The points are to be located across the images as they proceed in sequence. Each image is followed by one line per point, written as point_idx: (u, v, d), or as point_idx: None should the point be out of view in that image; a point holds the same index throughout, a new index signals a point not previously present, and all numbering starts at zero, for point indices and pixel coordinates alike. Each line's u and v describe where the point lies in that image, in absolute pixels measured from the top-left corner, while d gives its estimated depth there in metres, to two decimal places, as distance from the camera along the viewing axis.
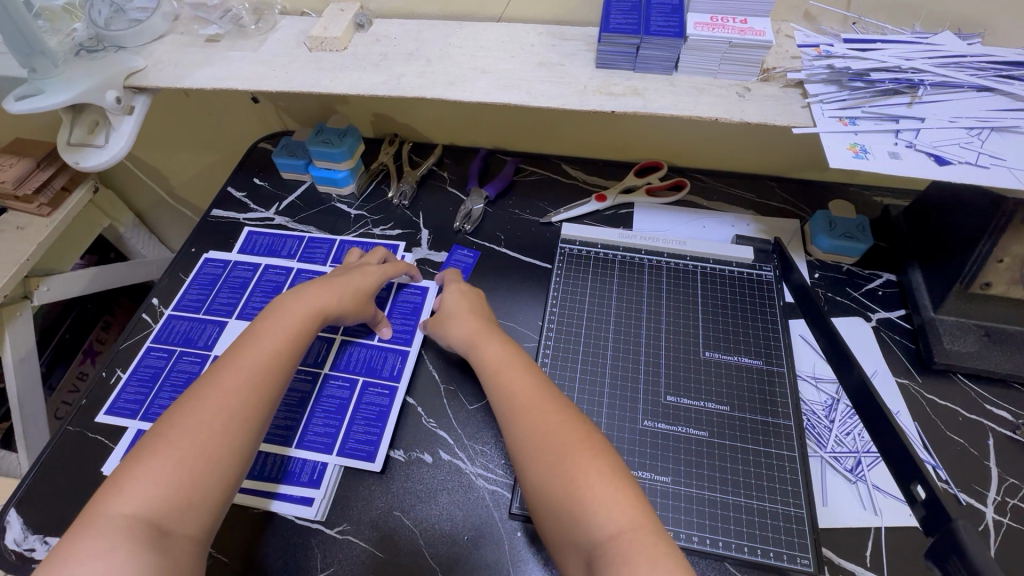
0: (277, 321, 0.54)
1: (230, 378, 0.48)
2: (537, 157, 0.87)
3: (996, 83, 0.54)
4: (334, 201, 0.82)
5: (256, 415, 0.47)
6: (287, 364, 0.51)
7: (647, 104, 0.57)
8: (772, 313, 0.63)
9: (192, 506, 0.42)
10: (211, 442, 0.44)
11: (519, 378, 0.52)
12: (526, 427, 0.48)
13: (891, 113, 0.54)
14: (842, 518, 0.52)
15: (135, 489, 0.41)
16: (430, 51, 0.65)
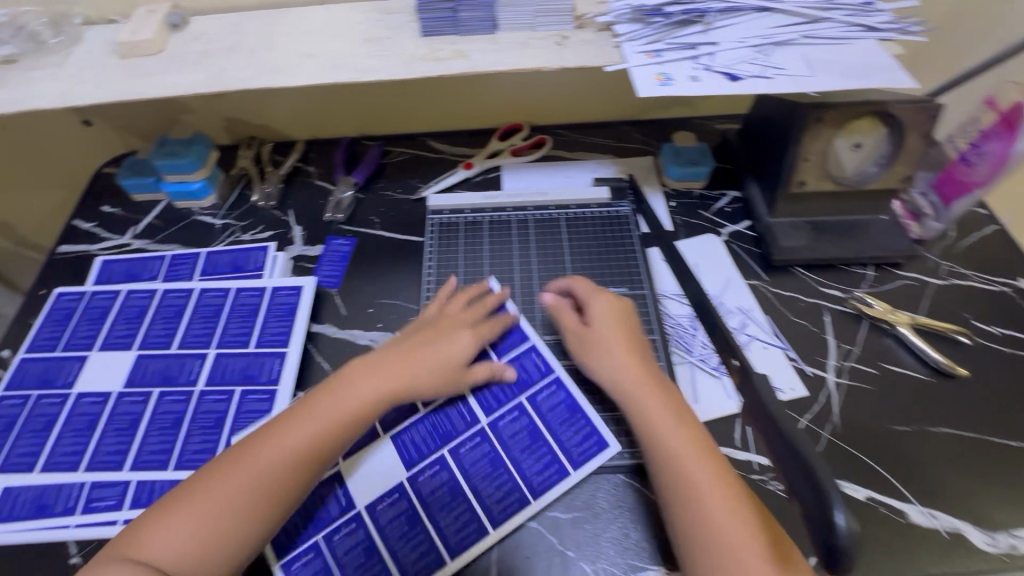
0: (332, 393, 0.53)
1: (251, 458, 0.49)
2: (403, 137, 0.87)
3: (771, 3, 0.61)
4: (195, 214, 0.78)
5: (283, 494, 0.49)
6: (326, 437, 0.51)
7: (473, 63, 0.59)
8: (631, 242, 0.69)
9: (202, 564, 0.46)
10: (232, 509, 0.47)
11: (671, 415, 0.52)
12: (685, 470, 0.48)
13: (689, 42, 0.59)
14: (712, 412, 0.58)
15: (166, 540, 0.46)
16: (252, 42, 0.63)
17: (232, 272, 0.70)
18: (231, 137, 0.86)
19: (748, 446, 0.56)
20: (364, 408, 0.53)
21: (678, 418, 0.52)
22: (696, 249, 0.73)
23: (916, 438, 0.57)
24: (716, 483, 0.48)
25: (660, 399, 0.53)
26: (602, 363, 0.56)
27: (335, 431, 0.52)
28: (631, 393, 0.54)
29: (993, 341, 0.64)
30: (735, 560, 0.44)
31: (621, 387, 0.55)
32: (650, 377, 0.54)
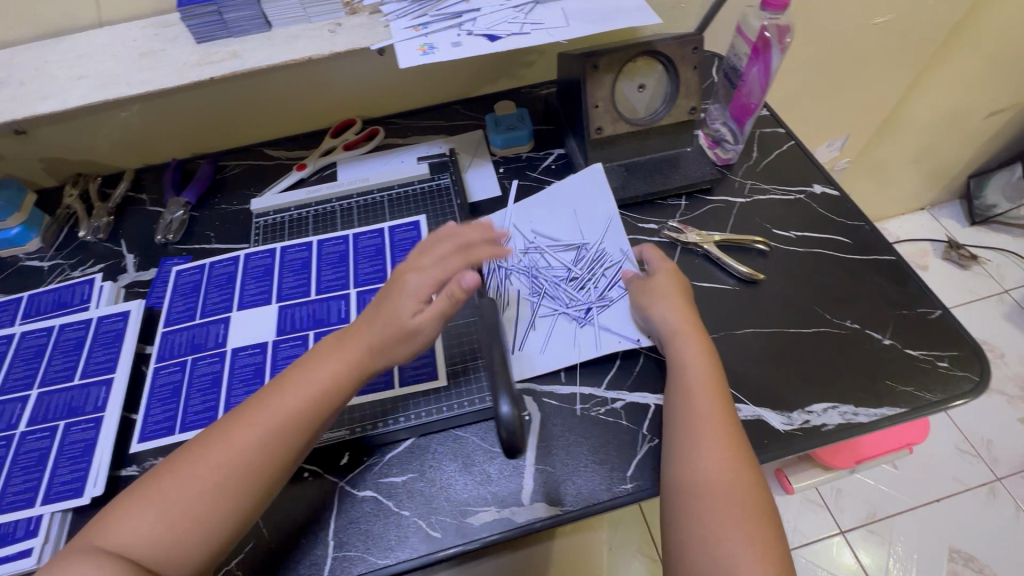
0: (310, 372, 0.51)
1: (231, 435, 0.47)
2: (238, 151, 0.87)
3: None
4: (22, 260, 0.76)
5: (247, 481, 0.46)
6: (303, 421, 0.49)
7: (246, 62, 0.60)
8: (453, 209, 0.72)
9: (175, 548, 0.43)
10: (209, 493, 0.45)
11: (699, 357, 0.55)
12: (692, 405, 0.52)
13: (453, 12, 0.62)
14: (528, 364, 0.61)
15: (132, 523, 0.44)
16: (22, 74, 0.62)
17: (56, 309, 0.68)
18: (56, 178, 0.84)
19: (574, 381, 0.60)
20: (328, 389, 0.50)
21: (701, 364, 0.55)
22: (573, 191, 0.73)
23: (722, 342, 0.62)
24: (720, 417, 0.51)
25: (698, 344, 0.56)
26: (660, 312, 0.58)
27: (303, 418, 0.49)
28: (671, 343, 0.57)
29: (788, 244, 0.70)
30: (716, 515, 0.46)
31: (667, 333, 0.57)
32: (690, 322, 0.57)
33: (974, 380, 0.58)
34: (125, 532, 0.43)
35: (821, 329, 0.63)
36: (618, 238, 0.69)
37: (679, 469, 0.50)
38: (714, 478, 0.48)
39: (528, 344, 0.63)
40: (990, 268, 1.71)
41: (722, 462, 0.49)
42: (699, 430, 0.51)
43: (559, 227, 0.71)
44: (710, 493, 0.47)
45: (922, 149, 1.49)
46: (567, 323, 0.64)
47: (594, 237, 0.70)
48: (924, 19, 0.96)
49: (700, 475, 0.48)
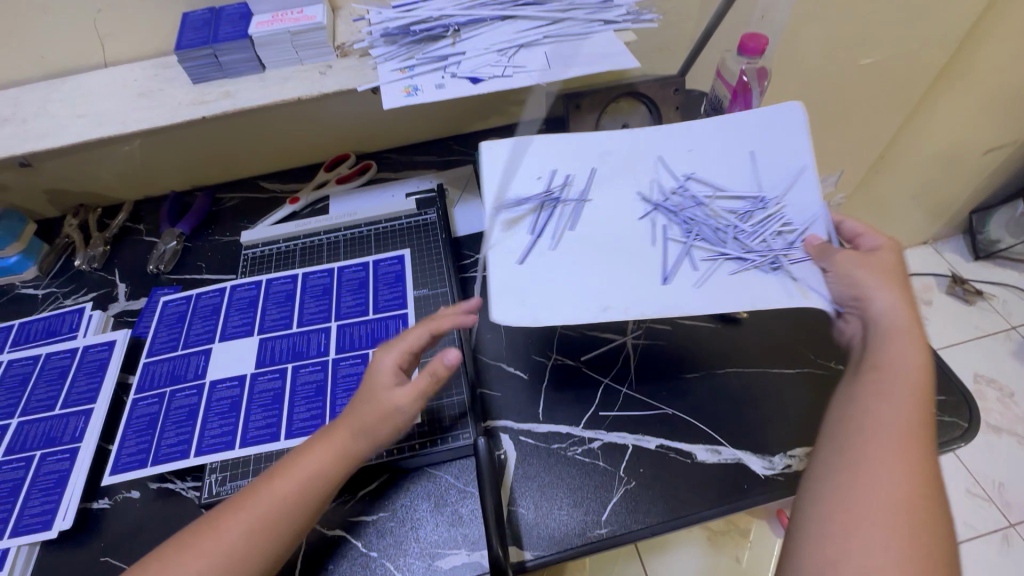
0: (308, 454, 0.45)
1: (223, 528, 0.42)
2: (237, 184, 0.90)
3: (514, 11, 0.67)
4: (17, 288, 0.78)
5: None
6: (292, 518, 0.43)
7: (238, 102, 0.63)
8: (437, 244, 0.72)
9: None
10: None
11: (919, 362, 0.42)
12: (891, 410, 0.40)
13: (439, 55, 0.64)
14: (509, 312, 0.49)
15: None
16: (26, 111, 0.65)
17: (45, 337, 0.70)
18: (58, 208, 0.86)
19: (551, 419, 0.60)
20: (313, 480, 0.44)
21: (920, 372, 0.41)
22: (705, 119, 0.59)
23: (704, 382, 0.61)
24: (923, 444, 0.38)
25: (922, 346, 0.43)
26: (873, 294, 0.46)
27: (292, 512, 0.43)
28: (886, 332, 0.44)
29: None
30: (866, 523, 0.35)
31: (888, 322, 0.44)
32: (916, 320, 0.45)
33: (963, 426, 0.56)
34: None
35: (804, 369, 0.62)
36: (807, 191, 0.54)
37: (850, 473, 0.37)
38: (892, 501, 0.35)
39: (679, 278, 0.50)
40: (997, 304, 1.68)
41: (906, 487, 0.36)
42: (891, 441, 0.38)
43: (725, 168, 0.57)
44: (880, 512, 0.35)
45: (920, 185, 1.49)
46: (733, 267, 0.51)
47: (775, 185, 0.55)
48: (910, 62, 0.98)
49: (874, 485, 0.36)
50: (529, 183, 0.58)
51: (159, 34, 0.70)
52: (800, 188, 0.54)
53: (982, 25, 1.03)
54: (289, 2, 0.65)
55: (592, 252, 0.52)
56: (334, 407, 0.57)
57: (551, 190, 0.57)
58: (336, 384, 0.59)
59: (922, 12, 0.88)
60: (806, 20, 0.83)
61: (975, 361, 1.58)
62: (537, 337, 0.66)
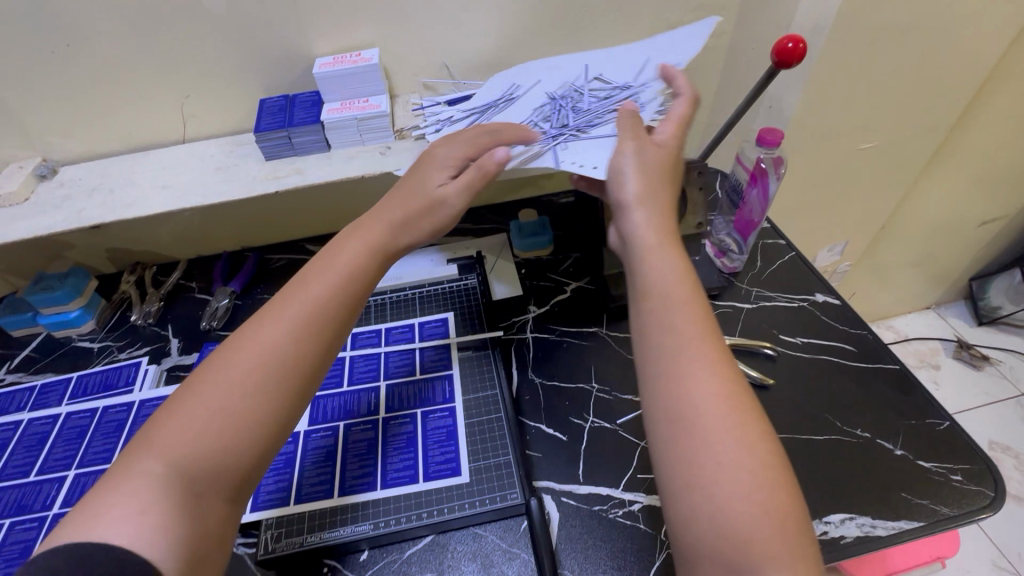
0: (333, 257, 0.52)
1: (269, 329, 0.47)
2: (283, 246, 0.96)
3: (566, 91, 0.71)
4: (74, 341, 0.82)
5: (294, 369, 0.46)
6: (336, 300, 0.50)
7: (307, 178, 0.69)
8: (478, 308, 0.78)
9: (230, 440, 0.42)
10: (254, 382, 0.44)
11: (676, 267, 0.49)
12: (673, 328, 0.45)
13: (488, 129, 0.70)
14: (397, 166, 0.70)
15: (178, 422, 0.42)
16: (112, 181, 0.72)
17: (102, 390, 0.73)
18: (116, 265, 0.92)
19: (591, 481, 0.62)
20: (352, 275, 0.51)
21: (681, 271, 0.49)
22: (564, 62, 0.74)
23: None
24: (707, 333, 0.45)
25: (675, 250, 0.50)
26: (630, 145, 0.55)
27: (329, 305, 0.49)
28: (648, 253, 0.50)
29: (795, 350, 0.74)
30: (704, 457, 0.40)
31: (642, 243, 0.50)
32: (666, 231, 0.51)
33: (989, 496, 0.58)
34: (170, 433, 0.41)
35: (832, 437, 0.64)
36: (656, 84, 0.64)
37: (670, 417, 0.42)
38: (708, 421, 0.41)
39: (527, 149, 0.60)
40: (1004, 369, 1.71)
41: (716, 399, 0.41)
42: (683, 358, 0.44)
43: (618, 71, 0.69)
44: (711, 435, 0.40)
45: (921, 254, 1.56)
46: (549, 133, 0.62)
47: (646, 79, 0.66)
48: (906, 146, 1.07)
49: (694, 414, 0.41)
50: (493, 91, 0.73)
51: (236, 116, 0.78)
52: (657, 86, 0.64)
53: (969, 114, 1.13)
54: (356, 93, 0.73)
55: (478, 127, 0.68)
56: (385, 465, 0.60)
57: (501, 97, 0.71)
58: (387, 443, 0.62)
59: (915, 104, 0.97)
60: (811, 109, 0.93)
61: (986, 427, 1.59)
62: (573, 399, 0.69)
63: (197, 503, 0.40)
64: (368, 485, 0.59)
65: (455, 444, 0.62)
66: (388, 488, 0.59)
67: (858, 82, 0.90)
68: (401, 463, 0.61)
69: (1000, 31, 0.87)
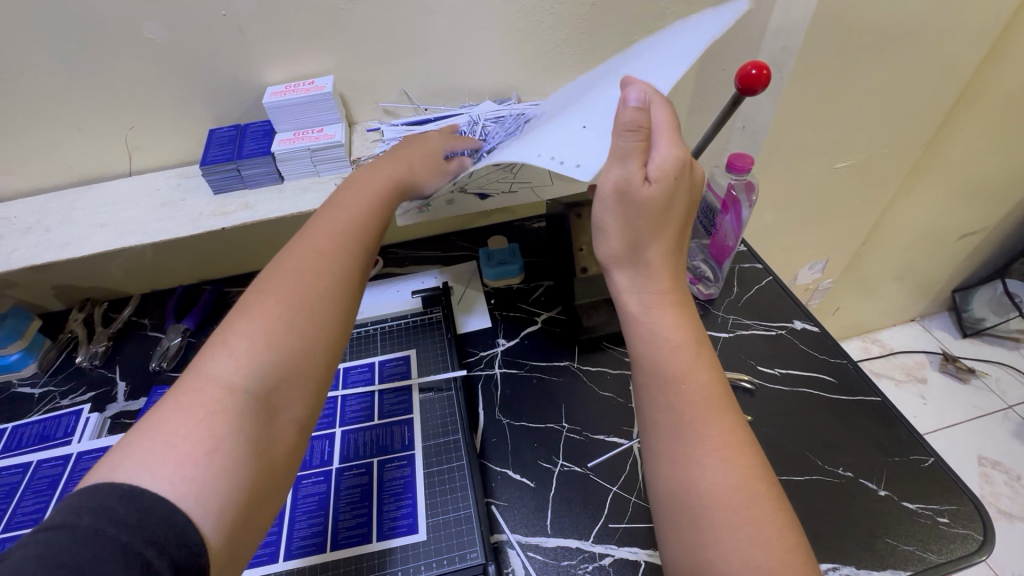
0: (358, 188, 0.56)
1: (314, 241, 0.49)
2: (243, 279, 0.91)
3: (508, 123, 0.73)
4: (14, 387, 0.77)
5: (346, 276, 0.49)
6: (369, 220, 0.54)
7: (257, 213, 0.66)
8: (443, 343, 0.74)
9: (310, 334, 0.43)
10: (313, 285, 0.46)
11: (671, 330, 0.46)
12: (673, 408, 0.43)
13: None
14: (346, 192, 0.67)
15: (248, 327, 0.42)
16: (50, 219, 0.68)
17: (38, 442, 0.68)
18: (64, 302, 0.87)
19: (560, 532, 0.58)
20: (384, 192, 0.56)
21: (677, 336, 0.46)
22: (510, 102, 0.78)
23: None
24: (716, 411, 0.43)
25: (668, 311, 0.47)
26: (615, 165, 0.43)
27: (365, 222, 0.53)
28: (642, 321, 0.47)
29: (773, 382, 0.71)
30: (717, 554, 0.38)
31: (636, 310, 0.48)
32: (663, 288, 0.48)
33: (978, 539, 0.55)
34: (238, 338, 0.41)
35: (813, 477, 0.61)
36: (670, 69, 0.48)
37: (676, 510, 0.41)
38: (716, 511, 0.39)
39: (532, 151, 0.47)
40: (991, 382, 1.69)
41: (723, 485, 0.40)
42: (686, 440, 0.42)
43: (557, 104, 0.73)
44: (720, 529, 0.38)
45: (902, 267, 1.55)
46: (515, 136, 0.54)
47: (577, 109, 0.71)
48: (881, 164, 1.05)
49: (702, 505, 0.40)
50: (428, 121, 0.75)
51: (186, 147, 0.75)
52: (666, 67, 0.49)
53: (943, 130, 1.12)
54: (310, 122, 0.70)
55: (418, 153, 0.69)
56: (336, 524, 0.56)
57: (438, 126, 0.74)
58: (340, 497, 0.58)
59: (888, 122, 0.96)
60: (784, 130, 0.91)
61: (975, 442, 1.57)
62: (541, 441, 0.66)
63: (270, 423, 0.40)
64: (317, 545, 0.55)
65: (413, 495, 0.58)
66: (339, 548, 0.54)
67: (830, 102, 0.89)
68: (353, 521, 0.56)
69: (969, 49, 0.87)
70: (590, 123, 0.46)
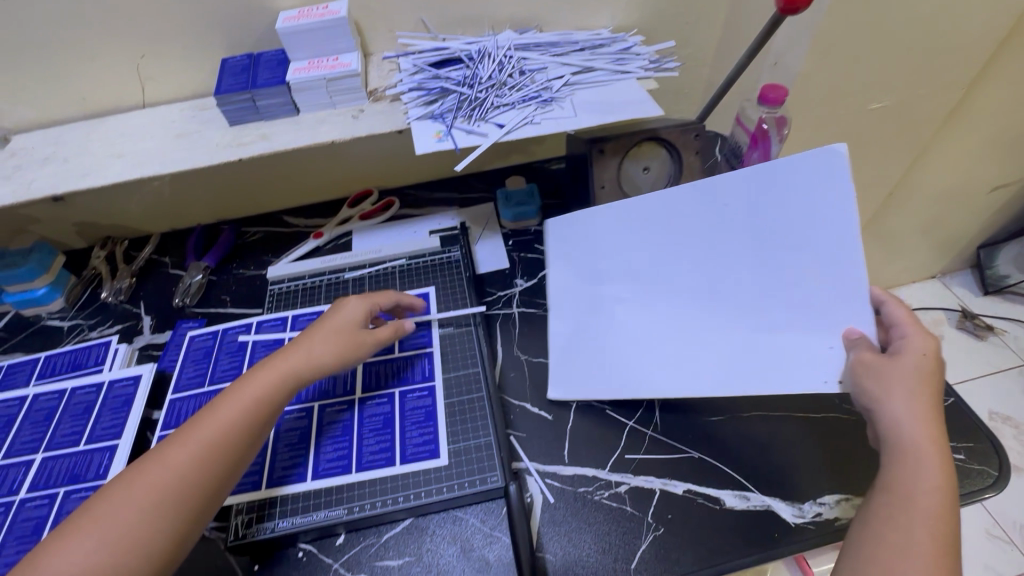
0: (290, 347, 0.57)
1: (228, 405, 0.51)
2: (258, 218, 0.91)
3: (529, 56, 0.71)
4: (44, 319, 0.79)
5: (230, 453, 0.49)
6: (277, 390, 0.53)
7: (274, 144, 0.65)
8: (461, 281, 0.74)
9: (161, 516, 0.44)
10: (193, 460, 0.47)
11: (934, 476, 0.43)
12: (913, 551, 0.41)
13: (452, 84, 0.67)
14: (369, 126, 0.65)
15: (124, 497, 0.44)
16: (67, 150, 0.67)
17: (71, 370, 0.70)
18: (84, 239, 0.88)
19: (577, 461, 0.59)
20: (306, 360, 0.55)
21: (939, 481, 0.43)
22: (527, 34, 0.75)
23: (731, 425, 0.61)
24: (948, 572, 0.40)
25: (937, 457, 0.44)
26: (851, 376, 0.49)
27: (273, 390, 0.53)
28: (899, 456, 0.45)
29: None
30: None
31: (912, 442, 0.44)
32: (936, 438, 0.44)
33: (993, 475, 0.56)
34: (112, 506, 0.44)
35: (830, 414, 0.61)
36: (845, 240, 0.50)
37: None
38: None
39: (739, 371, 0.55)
40: (1008, 339, 1.68)
41: None
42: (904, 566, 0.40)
43: (574, 42, 0.74)
44: None
45: (929, 221, 1.51)
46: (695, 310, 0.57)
47: (600, 51, 0.73)
48: (918, 107, 1.00)
49: None
50: (444, 49, 0.72)
51: (199, 78, 0.73)
52: (832, 318, 0.51)
53: (987, 71, 1.06)
54: (325, 51, 0.68)
55: (445, 86, 0.67)
56: (361, 448, 0.58)
57: (457, 56, 0.71)
58: (363, 424, 0.60)
59: (930, 59, 0.91)
60: (819, 66, 0.86)
61: (987, 397, 1.57)
62: None
63: None
64: (343, 467, 0.57)
65: (434, 423, 0.60)
66: (364, 470, 0.56)
67: (871, 35, 0.84)
68: (377, 446, 0.58)
69: None
70: (838, 346, 0.51)
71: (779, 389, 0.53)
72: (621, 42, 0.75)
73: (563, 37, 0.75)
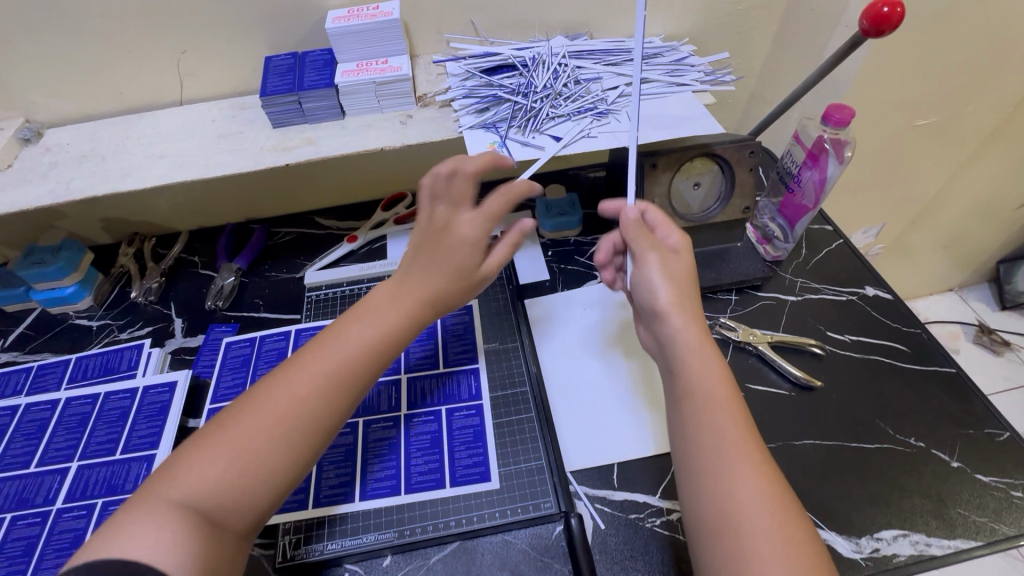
0: (413, 269, 0.52)
1: (352, 331, 0.48)
2: (289, 218, 0.89)
3: (582, 64, 0.69)
4: (71, 318, 0.77)
5: (354, 384, 0.47)
6: (401, 327, 0.50)
7: (320, 149, 0.62)
8: (505, 295, 0.73)
9: (285, 443, 0.43)
10: (317, 387, 0.45)
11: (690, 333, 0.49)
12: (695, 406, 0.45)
13: (505, 92, 0.65)
14: (419, 133, 0.63)
15: (246, 420, 0.43)
16: (105, 148, 0.65)
17: (103, 374, 0.68)
18: (111, 235, 0.86)
19: (627, 486, 0.56)
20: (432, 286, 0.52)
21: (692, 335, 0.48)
22: (579, 39, 0.73)
23: (783, 454, 0.60)
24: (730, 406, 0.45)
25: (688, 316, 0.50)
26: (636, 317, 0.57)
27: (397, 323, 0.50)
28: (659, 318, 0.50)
29: (843, 348, 0.69)
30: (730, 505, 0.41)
31: (672, 338, 0.49)
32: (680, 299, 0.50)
33: None
34: (235, 428, 0.42)
35: (884, 446, 0.60)
36: None
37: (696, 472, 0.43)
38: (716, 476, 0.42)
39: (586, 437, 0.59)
40: None
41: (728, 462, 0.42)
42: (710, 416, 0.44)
43: (628, 50, 0.72)
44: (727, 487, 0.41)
45: (953, 235, 1.50)
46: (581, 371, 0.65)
47: (654, 60, 0.71)
48: (963, 124, 0.98)
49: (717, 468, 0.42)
50: (494, 54, 0.69)
51: (238, 75, 0.70)
52: None
53: None
54: (373, 52, 0.65)
55: (498, 94, 0.65)
56: (409, 468, 0.57)
57: (509, 61, 0.68)
58: (410, 443, 0.59)
59: (983, 77, 0.88)
60: (870, 81, 0.84)
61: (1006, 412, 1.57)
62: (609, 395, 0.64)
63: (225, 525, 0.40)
64: (392, 488, 0.55)
65: (483, 444, 0.59)
66: (411, 492, 0.55)
67: (926, 51, 0.81)
68: (425, 466, 0.57)
69: None
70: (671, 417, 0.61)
71: (611, 449, 0.58)
72: (675, 52, 0.73)
73: (616, 45, 0.72)
